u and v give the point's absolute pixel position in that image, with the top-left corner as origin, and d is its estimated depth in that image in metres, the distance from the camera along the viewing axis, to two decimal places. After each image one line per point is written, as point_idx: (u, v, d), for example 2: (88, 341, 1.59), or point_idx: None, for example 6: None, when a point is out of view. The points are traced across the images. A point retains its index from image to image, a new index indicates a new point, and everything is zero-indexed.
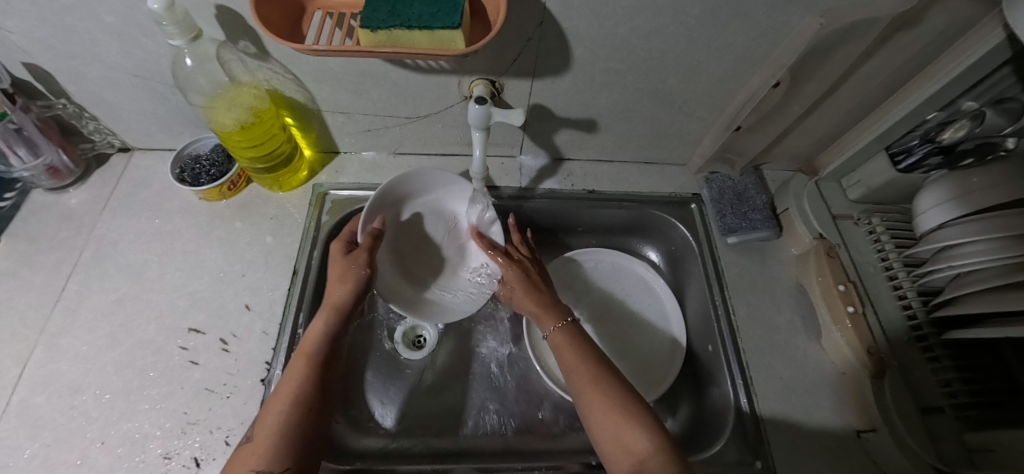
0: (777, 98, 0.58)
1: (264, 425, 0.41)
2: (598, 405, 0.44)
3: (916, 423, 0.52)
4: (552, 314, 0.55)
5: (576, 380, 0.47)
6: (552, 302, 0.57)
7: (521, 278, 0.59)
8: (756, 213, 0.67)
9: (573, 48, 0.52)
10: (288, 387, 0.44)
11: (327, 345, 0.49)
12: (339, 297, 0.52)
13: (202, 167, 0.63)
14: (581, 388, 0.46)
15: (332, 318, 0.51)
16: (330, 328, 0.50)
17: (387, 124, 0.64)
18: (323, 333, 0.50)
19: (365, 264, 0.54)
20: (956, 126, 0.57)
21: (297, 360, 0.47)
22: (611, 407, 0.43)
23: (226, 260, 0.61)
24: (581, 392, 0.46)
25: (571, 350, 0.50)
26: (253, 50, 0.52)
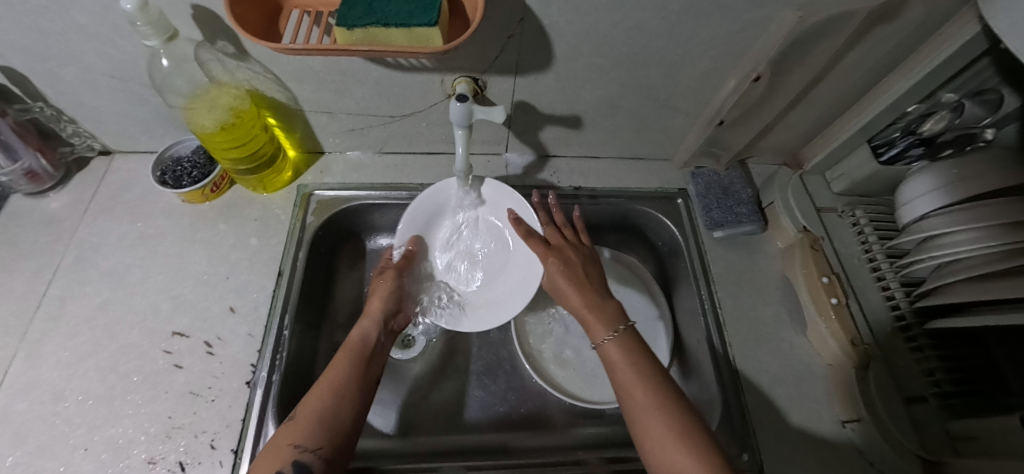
0: (759, 92, 0.58)
1: (306, 410, 0.43)
2: (645, 413, 0.42)
3: (899, 413, 0.53)
4: (602, 317, 0.52)
5: (623, 388, 0.45)
6: (599, 302, 0.53)
7: (569, 274, 0.55)
8: (742, 207, 0.67)
9: (554, 44, 0.52)
10: (331, 381, 0.45)
11: (368, 344, 0.51)
12: (377, 307, 0.56)
13: (184, 169, 0.62)
14: (630, 397, 0.44)
15: (376, 324, 0.54)
16: (366, 333, 0.53)
17: (371, 123, 0.64)
18: (362, 336, 0.52)
19: (394, 280, 0.58)
20: (937, 118, 0.58)
21: (341, 358, 0.49)
22: (662, 426, 0.41)
23: (210, 263, 0.60)
24: (630, 401, 0.44)
25: (619, 354, 0.48)
26: (232, 50, 0.51)
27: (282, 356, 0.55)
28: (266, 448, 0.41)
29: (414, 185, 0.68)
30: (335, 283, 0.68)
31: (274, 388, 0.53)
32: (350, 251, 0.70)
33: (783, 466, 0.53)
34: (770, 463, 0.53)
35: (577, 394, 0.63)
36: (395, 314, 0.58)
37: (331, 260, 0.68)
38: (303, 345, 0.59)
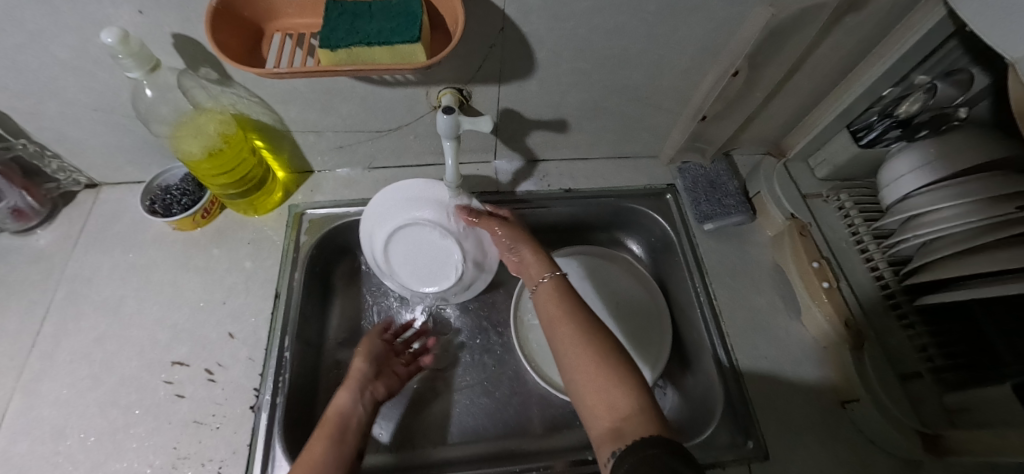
0: (738, 86, 0.59)
1: None
2: (581, 360, 0.39)
3: (897, 390, 0.54)
4: (545, 265, 0.53)
5: (558, 340, 0.43)
6: (540, 254, 0.55)
7: (522, 240, 0.57)
8: (730, 199, 0.68)
9: (535, 51, 0.53)
10: (308, 456, 0.44)
11: (345, 417, 0.51)
12: (356, 375, 0.56)
13: (173, 197, 0.61)
14: (559, 344, 0.43)
15: (353, 391, 0.54)
16: (346, 407, 0.52)
17: (358, 139, 0.64)
18: (337, 410, 0.51)
19: (371, 346, 0.61)
20: (912, 100, 0.59)
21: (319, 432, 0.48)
22: (597, 364, 0.38)
23: (205, 289, 0.60)
24: (560, 347, 0.43)
25: (550, 293, 0.49)
26: (215, 76, 0.51)
27: (284, 378, 0.55)
28: None
29: None
30: (332, 301, 0.68)
31: (278, 411, 0.53)
32: (344, 268, 0.70)
33: (784, 450, 0.55)
34: (772, 448, 0.54)
35: None
36: (373, 381, 0.57)
37: (327, 279, 0.68)
38: (304, 365, 0.59)
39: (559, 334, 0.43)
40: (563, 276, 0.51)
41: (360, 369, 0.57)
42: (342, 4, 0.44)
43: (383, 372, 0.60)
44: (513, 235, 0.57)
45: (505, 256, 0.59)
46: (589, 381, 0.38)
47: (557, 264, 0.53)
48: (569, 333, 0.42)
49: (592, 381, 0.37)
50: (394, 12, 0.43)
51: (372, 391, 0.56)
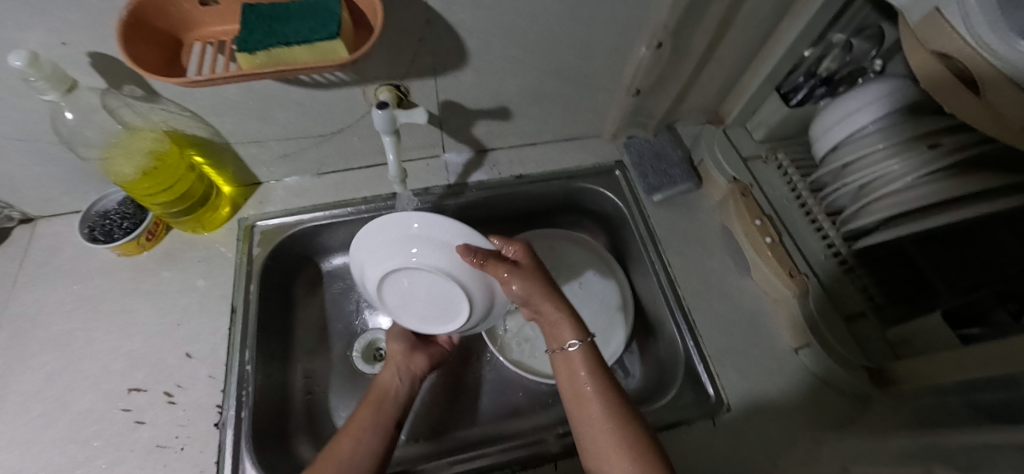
0: (668, 58, 0.61)
1: (329, 452, 0.45)
2: (606, 443, 0.42)
3: (843, 331, 0.57)
4: (564, 325, 0.49)
5: (580, 415, 0.45)
6: (568, 308, 0.51)
7: (541, 291, 0.50)
8: (674, 169, 0.71)
9: (465, 41, 0.54)
10: (354, 422, 0.48)
11: (387, 391, 0.54)
12: (397, 353, 0.59)
13: (113, 222, 0.60)
14: (581, 417, 0.45)
15: (394, 368, 0.57)
16: (390, 382, 0.56)
17: (302, 146, 0.63)
18: (383, 385, 0.55)
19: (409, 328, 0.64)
20: (831, 57, 0.62)
21: (364, 403, 0.52)
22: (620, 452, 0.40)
23: (158, 313, 0.58)
24: (581, 421, 0.45)
25: (572, 365, 0.48)
26: (140, 93, 0.50)
27: (248, 392, 0.54)
28: None
29: (357, 200, 0.68)
30: (294, 310, 0.67)
31: (244, 426, 0.52)
32: (304, 277, 0.70)
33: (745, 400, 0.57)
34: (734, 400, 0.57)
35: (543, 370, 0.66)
36: (414, 357, 0.60)
37: (286, 289, 0.67)
38: (269, 378, 0.59)
39: (588, 414, 0.44)
40: (592, 343, 0.49)
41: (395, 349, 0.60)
42: (258, 7, 0.43)
43: (426, 346, 0.63)
44: (531, 287, 0.49)
45: (511, 300, 0.52)
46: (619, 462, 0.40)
47: (583, 326, 0.49)
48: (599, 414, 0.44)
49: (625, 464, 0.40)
50: (312, 12, 0.42)
51: (413, 366, 0.59)
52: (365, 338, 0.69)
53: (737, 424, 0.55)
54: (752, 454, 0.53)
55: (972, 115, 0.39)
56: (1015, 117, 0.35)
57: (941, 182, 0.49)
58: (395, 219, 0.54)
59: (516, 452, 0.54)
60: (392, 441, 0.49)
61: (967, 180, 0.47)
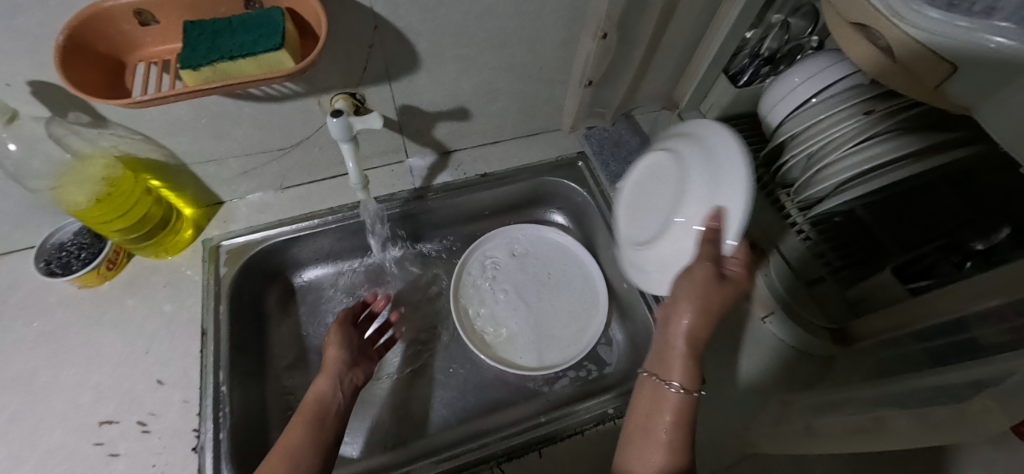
0: (617, 48, 0.63)
1: None
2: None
3: (803, 295, 0.60)
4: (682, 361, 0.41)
5: (632, 447, 0.39)
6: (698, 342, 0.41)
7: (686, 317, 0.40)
8: (634, 155, 0.73)
9: (415, 44, 0.54)
10: (284, 442, 0.44)
11: (324, 404, 0.50)
12: (333, 362, 0.55)
13: (70, 253, 0.59)
14: (634, 450, 0.39)
15: (330, 377, 0.53)
16: (326, 391, 0.52)
17: (261, 161, 0.63)
18: (317, 395, 0.51)
19: (343, 331, 0.59)
20: (771, 37, 0.66)
21: (297, 416, 0.48)
22: None
23: (125, 342, 0.57)
24: (633, 453, 0.39)
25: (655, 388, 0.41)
26: (87, 118, 0.49)
27: (224, 413, 0.53)
28: None
29: (323, 211, 0.68)
30: (268, 326, 0.67)
31: (223, 446, 0.51)
32: (276, 293, 0.69)
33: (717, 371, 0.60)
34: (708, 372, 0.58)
35: (522, 363, 0.67)
36: (352, 367, 0.57)
37: (258, 306, 0.66)
38: (247, 396, 0.58)
39: (649, 455, 0.38)
40: (695, 396, 0.40)
41: (335, 357, 0.55)
42: (199, 23, 0.43)
43: (362, 357, 0.59)
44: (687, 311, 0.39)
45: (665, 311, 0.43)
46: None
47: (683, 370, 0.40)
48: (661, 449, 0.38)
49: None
50: (255, 25, 0.42)
51: (351, 378, 0.56)
52: None
53: (714, 396, 0.57)
54: (727, 420, 0.56)
55: (892, 80, 0.41)
56: (929, 77, 0.37)
57: (880, 145, 0.52)
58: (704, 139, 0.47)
59: (497, 444, 0.54)
60: (329, 466, 0.45)
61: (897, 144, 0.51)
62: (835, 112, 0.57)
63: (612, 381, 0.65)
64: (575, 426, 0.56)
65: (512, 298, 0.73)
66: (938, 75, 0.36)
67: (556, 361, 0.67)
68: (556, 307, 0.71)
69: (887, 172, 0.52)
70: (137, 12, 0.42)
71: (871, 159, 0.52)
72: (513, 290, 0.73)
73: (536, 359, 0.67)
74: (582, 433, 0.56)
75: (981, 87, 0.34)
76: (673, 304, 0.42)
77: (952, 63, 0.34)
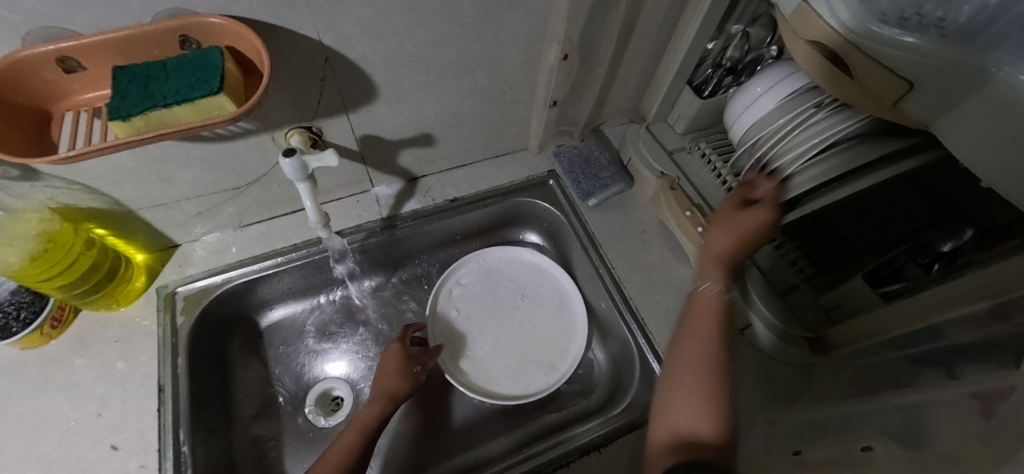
0: (579, 66, 0.63)
1: None
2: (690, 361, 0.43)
3: (777, 302, 0.60)
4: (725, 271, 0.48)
5: (679, 343, 0.46)
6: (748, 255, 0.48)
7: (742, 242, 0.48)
8: (605, 172, 0.73)
9: (370, 75, 0.52)
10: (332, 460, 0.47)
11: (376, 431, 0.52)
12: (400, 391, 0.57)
13: (7, 314, 0.54)
14: (677, 341, 0.46)
15: (384, 403, 0.55)
16: (383, 416, 0.54)
17: (216, 201, 0.60)
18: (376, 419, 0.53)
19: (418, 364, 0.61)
20: (733, 47, 0.65)
21: (347, 436, 0.51)
22: (699, 369, 0.42)
23: (73, 406, 0.53)
24: (677, 342, 0.46)
25: (716, 310, 0.46)
26: (16, 172, 0.45)
27: None
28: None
29: (286, 248, 0.65)
30: (233, 374, 0.63)
31: None
32: (240, 337, 0.66)
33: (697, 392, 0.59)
34: None
35: (501, 391, 0.65)
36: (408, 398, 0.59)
37: (221, 353, 0.63)
38: (210, 454, 0.54)
39: (688, 350, 0.44)
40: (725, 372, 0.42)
41: (398, 387, 0.57)
42: (130, 69, 0.40)
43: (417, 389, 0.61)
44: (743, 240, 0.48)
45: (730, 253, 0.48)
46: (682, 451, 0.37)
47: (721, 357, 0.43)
48: (700, 357, 0.43)
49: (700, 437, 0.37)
50: (192, 68, 0.40)
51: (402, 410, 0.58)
52: (319, 388, 0.67)
53: None
54: None
55: (844, 94, 0.41)
56: (885, 96, 0.37)
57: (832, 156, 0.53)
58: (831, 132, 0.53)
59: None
60: None
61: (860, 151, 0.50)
62: (796, 118, 0.57)
63: (594, 408, 0.63)
64: (557, 458, 0.54)
65: (489, 324, 0.71)
66: (894, 93, 0.36)
67: (538, 387, 0.65)
68: (536, 330, 0.70)
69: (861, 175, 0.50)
70: (60, 60, 0.39)
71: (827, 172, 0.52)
72: (487, 315, 0.71)
73: (518, 386, 0.66)
74: (566, 466, 0.53)
75: (937, 102, 0.34)
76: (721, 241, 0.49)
77: (909, 83, 0.34)
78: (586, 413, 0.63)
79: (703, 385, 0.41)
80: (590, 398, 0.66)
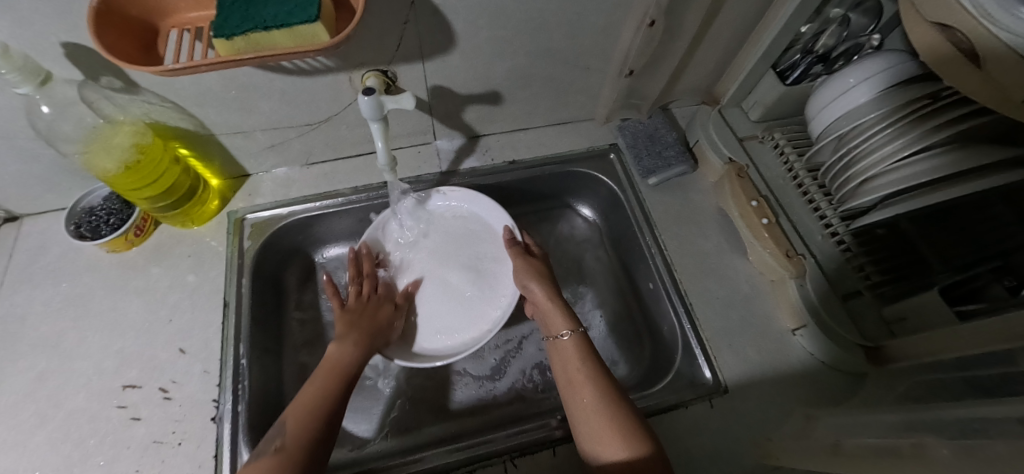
0: (660, 36, 0.59)
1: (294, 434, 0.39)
2: (582, 405, 0.45)
3: (838, 309, 0.57)
4: (571, 317, 0.54)
5: (568, 385, 0.48)
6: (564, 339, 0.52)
7: (565, 357, 0.51)
8: (670, 151, 0.71)
9: (451, 24, 0.52)
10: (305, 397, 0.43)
11: (347, 366, 0.49)
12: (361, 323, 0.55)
13: (99, 218, 0.59)
14: (569, 386, 0.48)
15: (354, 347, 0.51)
16: (346, 353, 0.50)
17: (289, 136, 0.62)
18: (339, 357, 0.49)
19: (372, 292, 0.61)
20: (828, 33, 0.61)
21: (296, 413, 0.41)
22: (594, 405, 0.45)
23: (149, 309, 0.58)
24: (569, 389, 0.48)
25: (566, 357, 0.50)
26: (119, 84, 0.49)
27: (244, 386, 0.54)
28: None
29: (346, 190, 0.67)
30: (288, 302, 0.67)
31: (241, 419, 0.52)
32: (297, 269, 0.70)
33: (742, 383, 0.57)
34: (730, 381, 0.56)
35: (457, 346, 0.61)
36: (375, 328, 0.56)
37: (278, 281, 0.67)
38: (264, 371, 0.58)
39: (579, 396, 0.46)
40: (585, 336, 0.52)
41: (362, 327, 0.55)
42: None
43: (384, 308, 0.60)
44: (565, 353, 0.51)
45: (557, 343, 0.53)
46: (602, 437, 0.43)
47: (577, 319, 0.54)
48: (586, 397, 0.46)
49: (581, 396, 0.46)
50: None
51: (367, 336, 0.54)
52: None
53: (734, 403, 0.55)
54: (749, 428, 0.54)
55: (972, 87, 0.37)
56: (1014, 90, 0.33)
57: (930, 161, 0.50)
58: (914, 130, 0.51)
59: (512, 438, 0.52)
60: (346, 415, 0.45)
61: (957, 157, 0.48)
62: (892, 114, 0.53)
63: (628, 382, 0.64)
64: (534, 441, 0.52)
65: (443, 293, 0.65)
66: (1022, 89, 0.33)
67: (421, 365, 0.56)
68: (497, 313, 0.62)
69: (954, 181, 0.48)
70: None
71: (922, 174, 0.50)
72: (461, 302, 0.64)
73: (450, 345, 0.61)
74: None
75: None
76: (561, 359, 0.51)
77: None
78: None
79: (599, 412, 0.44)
80: (625, 374, 0.65)
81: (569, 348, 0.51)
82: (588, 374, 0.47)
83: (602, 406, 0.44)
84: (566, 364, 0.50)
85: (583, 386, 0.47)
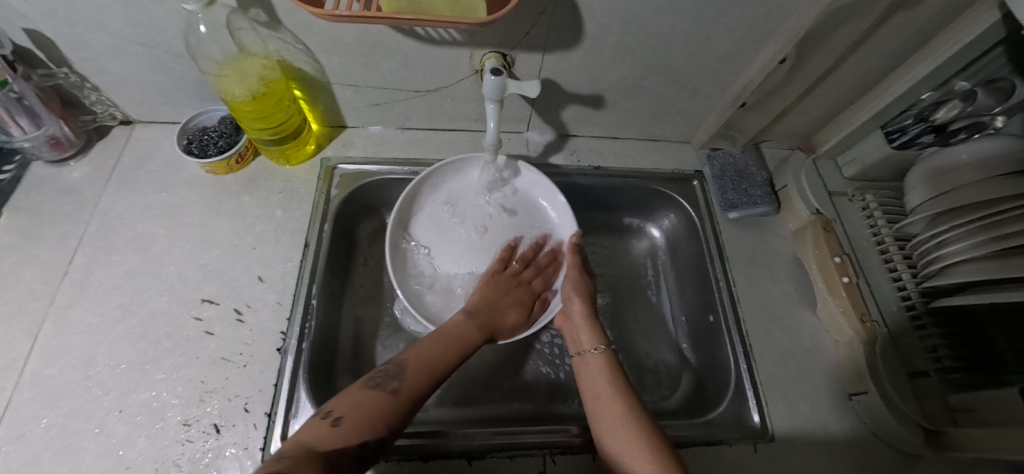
0: (781, 74, 0.59)
1: (408, 381, 0.43)
2: (609, 420, 0.44)
3: (904, 385, 0.55)
4: (600, 334, 0.54)
5: (595, 401, 0.47)
6: (589, 355, 0.52)
7: (596, 369, 0.50)
8: (756, 190, 0.70)
9: (585, 22, 0.52)
10: (421, 352, 0.47)
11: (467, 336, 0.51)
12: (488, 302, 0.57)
13: (210, 139, 0.63)
14: (597, 401, 0.46)
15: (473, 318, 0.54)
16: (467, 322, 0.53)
17: (396, 98, 0.65)
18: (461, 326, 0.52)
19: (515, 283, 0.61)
20: (949, 106, 0.59)
21: (414, 366, 0.45)
22: (625, 421, 0.43)
23: (236, 233, 0.61)
24: (596, 404, 0.46)
25: (597, 372, 0.50)
26: (264, 18, 0.50)
27: (311, 325, 0.56)
28: (339, 398, 0.41)
29: (434, 161, 0.69)
30: (356, 255, 0.70)
31: (303, 355, 0.54)
32: (370, 225, 0.72)
33: (789, 434, 0.56)
34: (777, 429, 0.56)
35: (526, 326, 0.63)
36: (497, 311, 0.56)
37: (352, 233, 0.69)
38: (328, 314, 0.60)
39: (609, 412, 0.44)
40: (613, 352, 0.52)
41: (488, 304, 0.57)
42: None
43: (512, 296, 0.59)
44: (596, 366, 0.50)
45: (584, 360, 0.52)
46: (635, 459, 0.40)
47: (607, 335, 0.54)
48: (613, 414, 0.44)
49: (609, 410, 0.45)
50: None
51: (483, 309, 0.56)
52: None
53: (779, 454, 0.54)
54: None
55: None
56: None
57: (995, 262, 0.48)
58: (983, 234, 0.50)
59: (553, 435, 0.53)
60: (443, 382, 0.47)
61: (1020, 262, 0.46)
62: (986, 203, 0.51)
63: (669, 406, 0.63)
64: (575, 442, 0.52)
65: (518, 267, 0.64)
66: None
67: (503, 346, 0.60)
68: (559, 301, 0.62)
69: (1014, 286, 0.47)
70: None
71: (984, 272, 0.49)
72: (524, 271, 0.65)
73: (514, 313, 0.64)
74: None
75: None
76: (592, 373, 0.50)
77: None
78: (656, 411, 0.62)
79: (632, 431, 0.42)
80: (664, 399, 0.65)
81: (602, 363, 0.50)
82: (617, 391, 0.46)
83: (635, 420, 0.43)
84: (594, 379, 0.49)
85: (609, 400, 0.45)
